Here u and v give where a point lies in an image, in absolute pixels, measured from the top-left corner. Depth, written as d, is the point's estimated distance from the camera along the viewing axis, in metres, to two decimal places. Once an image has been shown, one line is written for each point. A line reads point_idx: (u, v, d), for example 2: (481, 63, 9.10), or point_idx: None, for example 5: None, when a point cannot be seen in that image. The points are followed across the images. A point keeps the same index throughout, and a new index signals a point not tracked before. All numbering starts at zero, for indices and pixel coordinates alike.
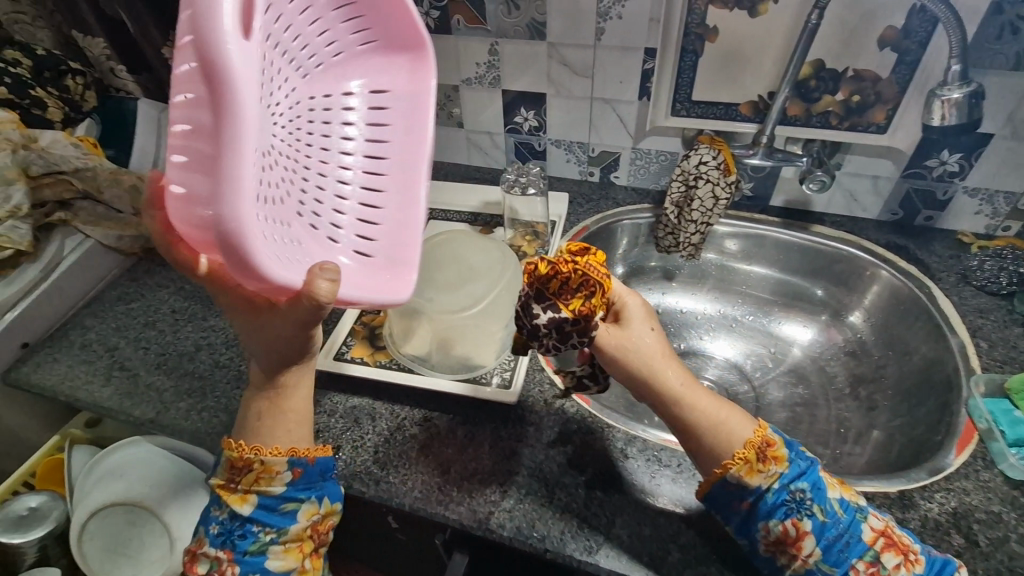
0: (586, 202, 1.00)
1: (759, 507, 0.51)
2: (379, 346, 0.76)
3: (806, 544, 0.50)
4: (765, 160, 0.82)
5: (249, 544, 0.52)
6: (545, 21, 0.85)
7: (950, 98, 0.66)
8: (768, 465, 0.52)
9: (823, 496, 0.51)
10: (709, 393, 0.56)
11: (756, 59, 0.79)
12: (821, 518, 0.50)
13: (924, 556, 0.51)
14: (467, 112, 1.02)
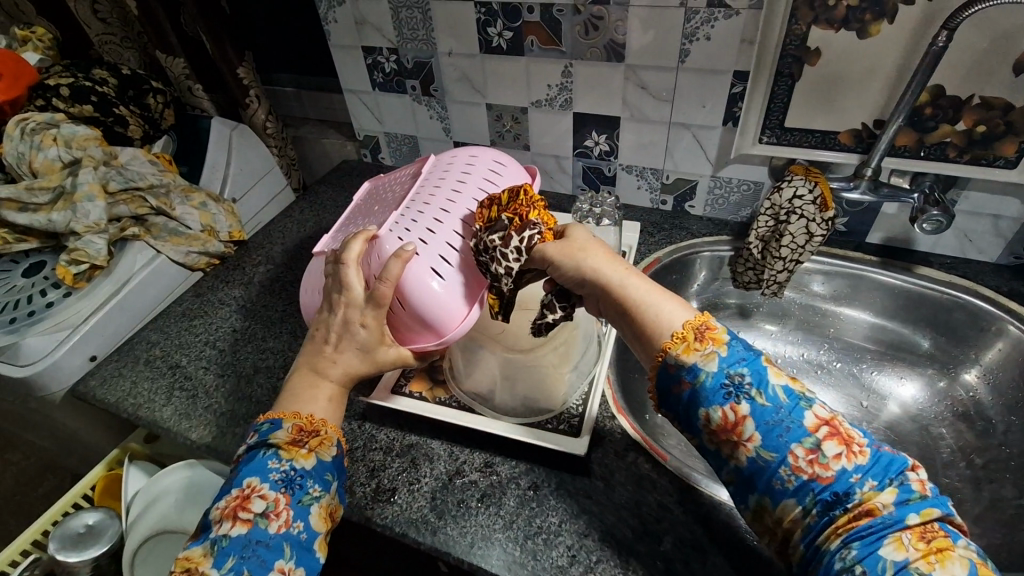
0: (657, 231, 0.94)
1: (698, 386, 0.45)
2: (439, 381, 0.73)
3: (746, 428, 0.42)
4: (868, 194, 0.74)
5: (304, 493, 0.52)
6: (624, 41, 0.80)
7: None
8: (706, 345, 0.46)
9: (764, 378, 0.44)
10: (659, 291, 0.50)
11: (863, 83, 0.71)
12: (760, 402, 0.43)
13: (871, 449, 0.42)
14: (534, 135, 0.99)
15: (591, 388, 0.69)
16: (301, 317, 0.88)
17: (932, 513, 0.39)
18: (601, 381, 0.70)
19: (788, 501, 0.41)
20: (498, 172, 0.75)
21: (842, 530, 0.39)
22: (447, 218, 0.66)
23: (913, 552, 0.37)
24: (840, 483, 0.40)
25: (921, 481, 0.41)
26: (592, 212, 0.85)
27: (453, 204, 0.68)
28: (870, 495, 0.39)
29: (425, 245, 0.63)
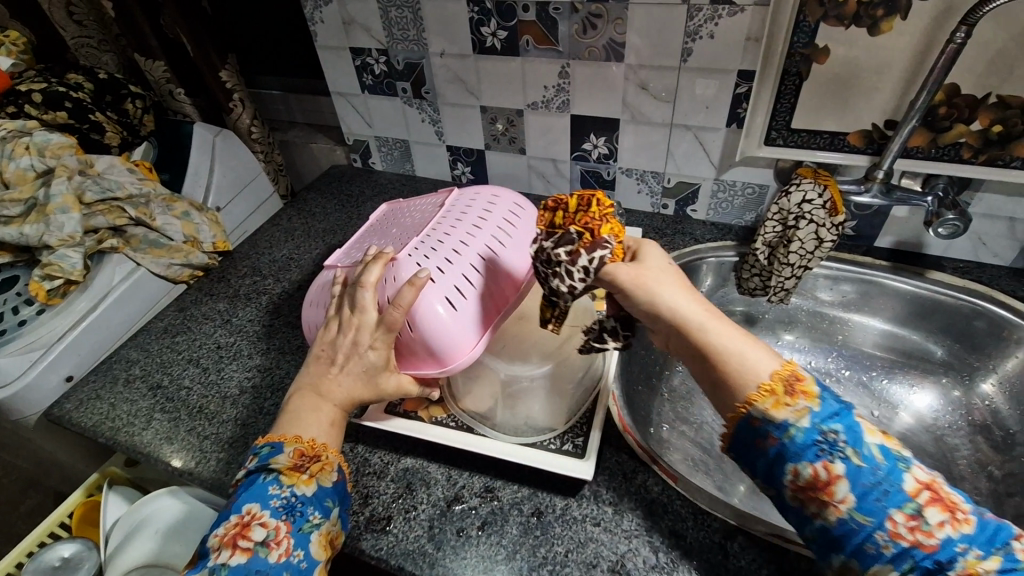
0: (659, 236, 0.91)
1: (786, 443, 0.41)
2: (435, 398, 0.69)
3: (839, 488, 0.39)
4: (878, 198, 0.72)
5: (305, 521, 0.49)
6: (624, 40, 0.77)
7: None
8: (797, 401, 0.42)
9: (858, 437, 0.41)
10: (747, 339, 0.46)
11: (874, 82, 0.68)
12: (855, 462, 0.39)
13: (975, 515, 0.39)
14: (530, 139, 0.96)
15: (595, 406, 0.66)
16: (288, 332, 0.84)
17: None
18: (606, 398, 0.67)
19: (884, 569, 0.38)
20: (523, 211, 0.73)
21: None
22: (466, 249, 0.64)
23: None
24: (945, 553, 0.37)
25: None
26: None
27: (473, 235, 0.66)
28: (975, 563, 0.36)
29: (441, 273, 0.61)
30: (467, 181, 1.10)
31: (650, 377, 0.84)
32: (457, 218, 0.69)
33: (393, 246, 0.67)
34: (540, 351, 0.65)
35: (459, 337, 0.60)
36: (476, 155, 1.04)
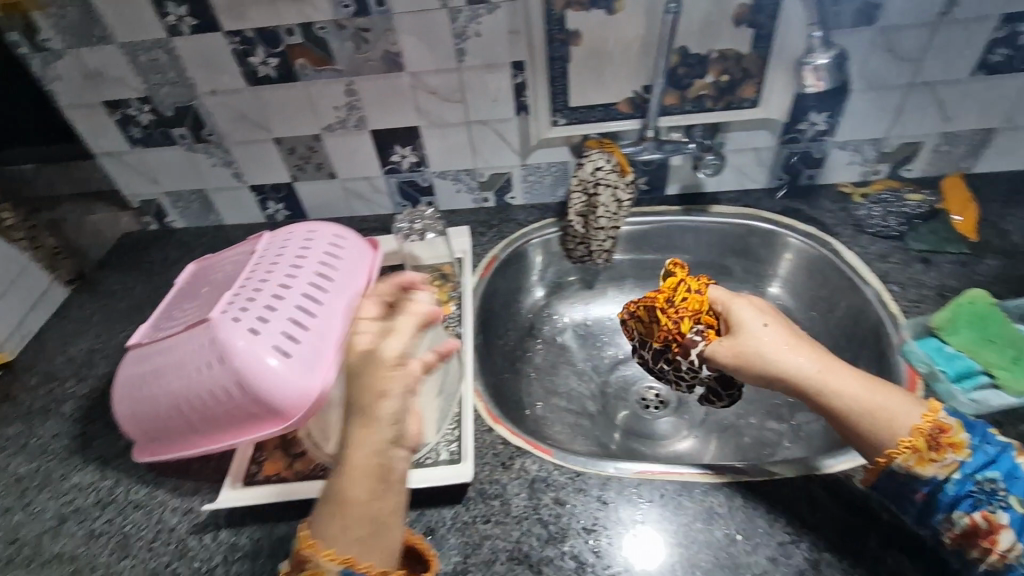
0: (488, 229, 0.94)
1: (937, 495, 0.49)
2: (297, 454, 0.65)
3: (1004, 538, 0.46)
4: (655, 152, 0.81)
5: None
6: (399, 50, 0.78)
7: (818, 64, 0.66)
8: (945, 455, 0.49)
9: (1020, 487, 0.48)
10: (881, 386, 0.53)
11: (625, 54, 0.77)
12: (1019, 509, 0.47)
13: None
14: (337, 162, 0.93)
15: (462, 408, 0.67)
16: (109, 435, 0.73)
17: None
18: (471, 397, 0.68)
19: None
20: (344, 238, 0.70)
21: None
22: (288, 292, 0.60)
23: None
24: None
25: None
26: (414, 231, 0.86)
27: (294, 276, 0.62)
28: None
29: (265, 323, 0.57)
30: (283, 218, 1.03)
31: (512, 363, 0.87)
32: (273, 262, 0.64)
33: (204, 308, 0.61)
34: None
35: (302, 383, 0.56)
36: (285, 190, 0.98)
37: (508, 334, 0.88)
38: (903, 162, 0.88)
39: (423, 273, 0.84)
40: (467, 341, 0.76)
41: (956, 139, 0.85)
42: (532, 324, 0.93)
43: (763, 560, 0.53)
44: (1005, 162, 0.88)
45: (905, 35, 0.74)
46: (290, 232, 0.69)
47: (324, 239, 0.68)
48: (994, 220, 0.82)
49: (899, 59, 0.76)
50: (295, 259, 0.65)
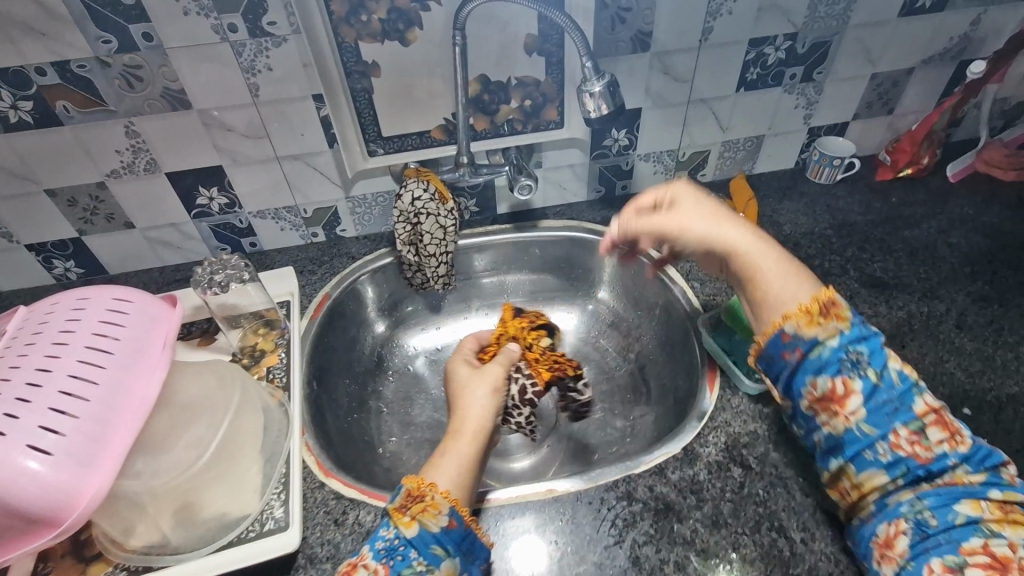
0: (319, 266, 0.90)
1: (811, 357, 0.53)
2: (92, 556, 0.56)
3: (851, 402, 0.51)
4: (474, 177, 0.82)
5: (405, 566, 0.50)
6: (182, 87, 0.71)
7: (594, 91, 0.71)
8: (830, 320, 0.53)
9: (881, 362, 0.52)
10: (792, 270, 0.58)
11: (429, 83, 0.78)
12: (874, 379, 0.52)
13: (973, 441, 0.51)
14: (132, 210, 0.83)
15: (288, 467, 0.63)
16: None
17: (1016, 496, 0.48)
18: (298, 452, 0.65)
19: (874, 469, 0.51)
20: (128, 299, 0.61)
21: (917, 488, 0.49)
22: (48, 377, 0.51)
23: (987, 514, 0.47)
24: (936, 463, 0.50)
25: (1010, 475, 0.50)
26: (214, 281, 0.75)
27: (57, 355, 0.53)
28: (958, 474, 0.49)
29: (14, 420, 0.48)
30: (77, 277, 0.90)
31: (357, 404, 0.83)
32: (33, 341, 0.55)
33: None
34: (185, 446, 0.55)
35: (69, 484, 0.48)
36: (72, 245, 0.85)
37: (350, 374, 0.85)
38: (697, 168, 0.99)
39: (247, 321, 0.78)
40: (295, 394, 0.71)
41: (734, 146, 0.97)
42: (378, 358, 0.90)
43: (592, 566, 0.56)
44: (776, 162, 1.02)
45: (675, 58, 0.83)
46: (58, 301, 0.58)
47: (101, 305, 0.59)
48: (771, 214, 0.95)
49: (676, 80, 0.85)
50: (62, 334, 0.55)
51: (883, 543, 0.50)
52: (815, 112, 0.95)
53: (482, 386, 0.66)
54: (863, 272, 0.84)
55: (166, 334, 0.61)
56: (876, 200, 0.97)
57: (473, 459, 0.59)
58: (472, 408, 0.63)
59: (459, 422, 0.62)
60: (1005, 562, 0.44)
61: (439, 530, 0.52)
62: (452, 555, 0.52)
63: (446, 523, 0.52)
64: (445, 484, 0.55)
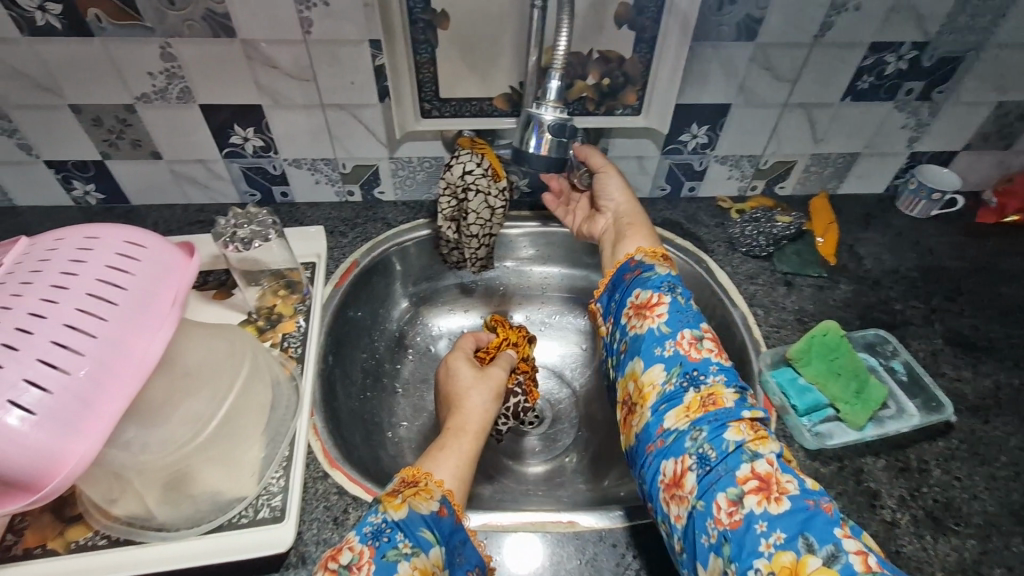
0: (350, 228, 0.83)
1: (644, 276, 0.64)
2: (73, 516, 0.52)
3: (660, 309, 0.59)
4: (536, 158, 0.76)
5: (391, 547, 0.44)
6: (226, 11, 0.64)
7: (544, 121, 0.59)
8: (660, 261, 0.66)
9: (688, 295, 0.61)
10: (644, 228, 0.73)
11: (499, 44, 0.69)
12: (680, 301, 0.60)
13: (733, 364, 0.56)
14: (160, 140, 0.76)
15: (292, 450, 0.58)
16: None
17: (758, 415, 0.50)
18: (304, 434, 0.59)
19: (656, 367, 0.55)
20: (142, 244, 0.55)
21: (692, 413, 0.51)
22: (43, 324, 0.46)
23: (746, 436, 0.48)
24: (701, 365, 0.54)
25: (756, 398, 0.53)
26: (236, 236, 0.69)
27: (55, 301, 0.47)
28: (718, 388, 0.52)
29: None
30: (97, 201, 0.85)
31: (373, 381, 0.78)
32: (29, 278, 0.49)
33: None
34: (181, 420, 0.50)
35: (49, 448, 0.43)
36: (93, 168, 0.80)
37: (368, 349, 0.79)
38: (776, 180, 0.89)
39: (267, 280, 0.72)
40: (309, 367, 0.65)
41: (824, 160, 0.87)
42: (399, 336, 0.84)
43: None
44: (864, 185, 0.92)
45: (782, 53, 0.72)
46: (64, 238, 0.53)
47: (110, 248, 0.53)
48: (851, 244, 0.85)
49: (777, 78, 0.75)
50: (63, 276, 0.49)
51: (672, 483, 0.49)
52: (924, 136, 0.84)
53: (483, 389, 0.63)
54: (948, 327, 0.75)
55: (178, 289, 0.55)
56: (972, 244, 0.86)
57: (474, 457, 0.56)
58: (471, 409, 0.60)
59: (460, 419, 0.59)
60: (769, 480, 0.45)
61: (429, 514, 0.47)
62: (441, 544, 0.46)
63: (434, 509, 0.48)
64: (450, 484, 0.52)
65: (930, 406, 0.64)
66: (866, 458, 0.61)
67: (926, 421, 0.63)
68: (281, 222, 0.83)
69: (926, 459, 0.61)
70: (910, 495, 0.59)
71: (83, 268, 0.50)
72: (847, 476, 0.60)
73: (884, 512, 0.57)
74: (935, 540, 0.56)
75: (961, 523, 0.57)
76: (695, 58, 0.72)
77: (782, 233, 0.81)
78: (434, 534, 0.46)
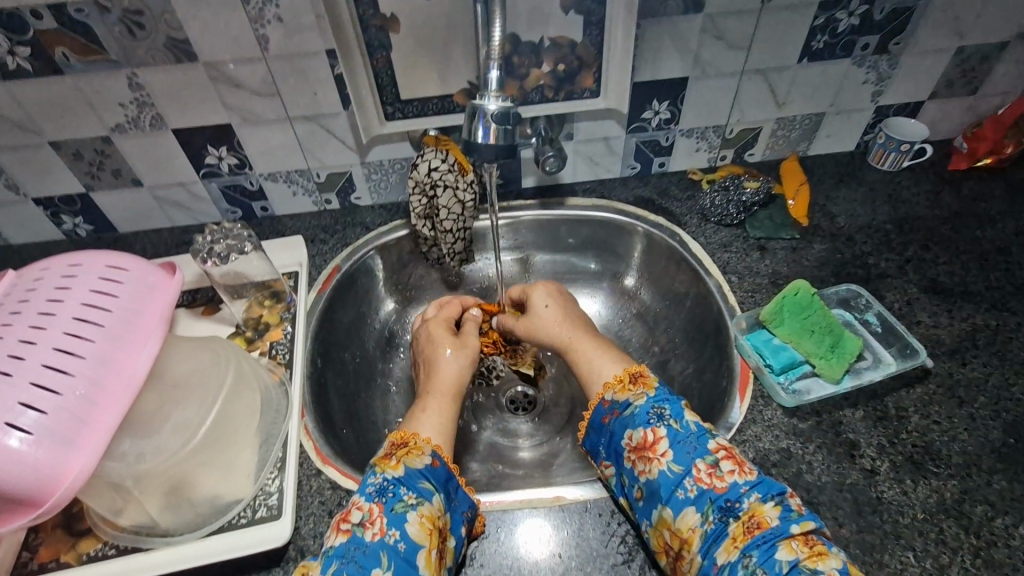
0: (330, 235, 0.85)
1: (626, 415, 0.56)
2: (82, 530, 0.55)
3: (661, 446, 0.53)
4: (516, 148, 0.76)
5: (397, 501, 0.50)
6: (186, 37, 0.66)
7: (488, 111, 0.58)
8: (637, 387, 0.58)
9: (680, 412, 0.55)
10: (609, 352, 0.65)
11: (453, 41, 0.71)
12: (675, 427, 0.54)
13: (760, 473, 0.51)
14: (139, 167, 0.79)
15: (285, 450, 0.60)
16: None
17: (809, 525, 0.46)
18: (295, 434, 0.62)
19: (687, 510, 0.49)
20: (124, 267, 0.58)
21: (739, 541, 0.46)
22: (33, 350, 0.48)
23: (801, 554, 0.44)
24: (732, 493, 0.49)
25: (799, 504, 0.49)
26: (214, 251, 0.72)
27: (43, 326, 0.50)
28: (757, 506, 0.48)
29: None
30: (87, 233, 0.88)
31: (365, 381, 0.80)
32: (17, 309, 0.51)
33: None
34: (173, 428, 0.53)
35: (50, 463, 0.45)
36: (80, 201, 0.83)
37: (357, 351, 0.81)
38: (745, 147, 0.90)
39: (252, 292, 0.75)
40: (297, 371, 0.68)
41: (790, 124, 0.88)
42: (388, 335, 0.86)
43: None
44: (833, 145, 0.92)
45: (731, 22, 0.73)
46: (48, 269, 0.55)
47: (92, 272, 0.56)
48: (824, 203, 0.86)
49: (730, 47, 0.76)
50: (48, 304, 0.52)
51: None
52: (887, 90, 0.85)
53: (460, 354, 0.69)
54: (924, 276, 0.75)
55: (161, 308, 0.57)
56: (945, 192, 0.86)
57: (449, 411, 0.63)
58: (445, 368, 0.67)
59: (435, 382, 0.66)
60: None
61: (423, 467, 0.54)
62: (440, 491, 0.53)
63: (427, 463, 0.54)
64: (428, 433, 0.59)
65: (905, 354, 0.65)
66: (844, 410, 0.62)
67: (902, 368, 0.64)
68: (264, 235, 0.86)
69: (904, 406, 0.62)
70: (889, 442, 0.59)
71: (67, 295, 0.53)
72: (826, 429, 0.61)
73: (864, 460, 0.58)
74: (916, 484, 0.56)
75: (942, 464, 0.57)
76: (647, 35, 0.73)
77: (752, 200, 0.82)
78: (432, 484, 0.53)
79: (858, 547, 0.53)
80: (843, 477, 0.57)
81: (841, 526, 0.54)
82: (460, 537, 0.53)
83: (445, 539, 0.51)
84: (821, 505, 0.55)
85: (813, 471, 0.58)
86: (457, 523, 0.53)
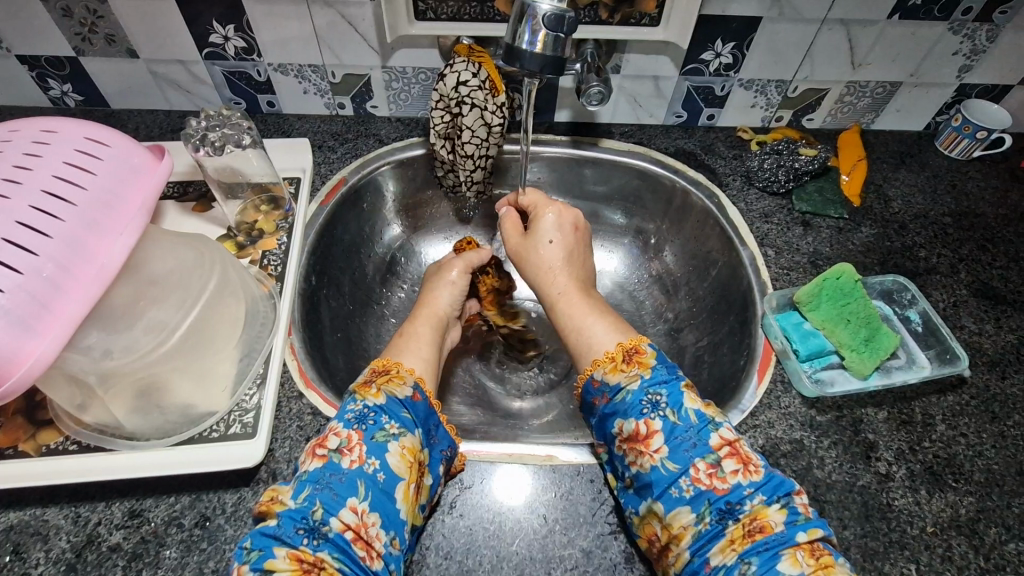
0: (340, 143, 0.78)
1: (616, 402, 0.51)
2: (44, 421, 0.52)
3: (654, 441, 0.48)
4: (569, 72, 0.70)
5: (378, 429, 0.47)
6: None
7: (538, 11, 0.50)
8: (631, 367, 0.52)
9: (678, 400, 0.49)
10: (610, 320, 0.58)
11: None
12: (672, 420, 0.48)
13: (767, 469, 0.47)
14: (135, 36, 0.71)
15: (267, 367, 0.56)
16: None
17: (817, 533, 0.43)
18: (279, 352, 0.57)
19: (681, 508, 0.46)
20: (104, 142, 0.51)
21: (737, 545, 0.43)
22: None
23: (806, 567, 0.41)
24: (732, 495, 0.45)
25: (806, 506, 0.45)
26: (208, 139, 0.65)
27: (6, 196, 0.44)
28: (760, 509, 0.44)
29: None
30: (77, 104, 0.80)
31: (361, 305, 0.75)
32: None
33: None
34: (146, 328, 0.48)
35: (5, 348, 0.40)
36: (69, 66, 0.75)
37: (356, 273, 0.76)
38: (805, 110, 0.81)
39: (248, 194, 0.69)
40: (288, 285, 0.63)
41: (860, 90, 0.79)
42: (389, 261, 0.80)
43: (578, 554, 0.49)
44: (901, 121, 0.84)
45: None
46: (13, 135, 0.49)
47: (65, 144, 0.49)
48: (880, 184, 0.78)
49: None
50: (11, 173, 0.45)
51: None
52: (977, 66, 0.75)
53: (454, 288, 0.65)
54: (976, 278, 0.69)
55: (145, 194, 0.51)
56: (1014, 190, 0.79)
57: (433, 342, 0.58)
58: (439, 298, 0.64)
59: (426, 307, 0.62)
60: None
61: (405, 399, 0.49)
62: (420, 426, 0.49)
63: (409, 394, 0.50)
64: (412, 363, 0.54)
65: (943, 359, 0.60)
66: (867, 409, 0.58)
67: (938, 374, 0.59)
68: (268, 134, 0.78)
69: (932, 413, 0.58)
70: (909, 449, 0.55)
71: (32, 166, 0.46)
72: (845, 426, 0.56)
73: (881, 464, 0.54)
74: (931, 496, 0.53)
75: (961, 479, 0.54)
76: None
77: (804, 168, 0.75)
78: (412, 415, 0.49)
79: (860, 552, 0.50)
80: (855, 478, 0.54)
81: (845, 528, 0.51)
82: (437, 476, 0.50)
83: (423, 475, 0.48)
84: (828, 504, 0.52)
85: (824, 468, 0.54)
86: (435, 461, 0.50)
